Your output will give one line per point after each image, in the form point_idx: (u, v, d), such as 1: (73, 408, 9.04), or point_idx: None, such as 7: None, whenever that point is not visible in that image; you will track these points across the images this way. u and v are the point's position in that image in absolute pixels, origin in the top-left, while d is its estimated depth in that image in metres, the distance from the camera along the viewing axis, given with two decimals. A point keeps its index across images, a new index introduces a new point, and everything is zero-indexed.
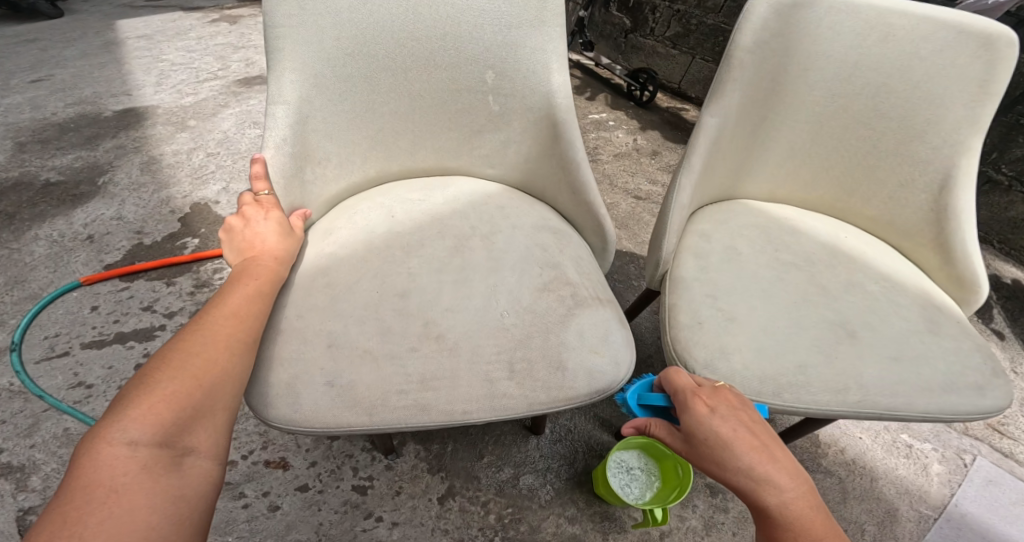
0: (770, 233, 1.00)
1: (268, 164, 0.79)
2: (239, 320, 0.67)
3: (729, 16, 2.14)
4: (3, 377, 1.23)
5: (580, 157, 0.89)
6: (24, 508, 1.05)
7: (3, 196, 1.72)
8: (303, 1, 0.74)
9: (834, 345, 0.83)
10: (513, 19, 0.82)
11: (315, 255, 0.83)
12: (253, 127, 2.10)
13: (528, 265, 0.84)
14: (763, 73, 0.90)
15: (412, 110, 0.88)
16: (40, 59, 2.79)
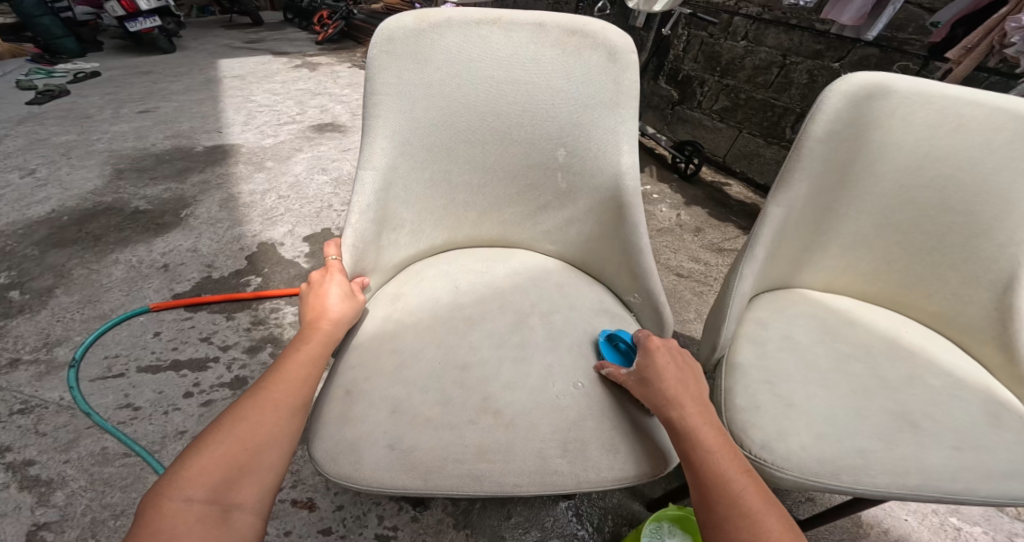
0: (829, 324, 0.97)
1: (350, 222, 0.85)
2: (291, 380, 0.71)
3: (777, 92, 2.17)
4: (55, 390, 1.29)
5: (644, 246, 0.90)
6: (39, 522, 1.06)
7: (95, 220, 1.87)
8: (402, 80, 0.82)
9: (895, 434, 0.80)
10: (590, 101, 0.86)
11: (384, 315, 0.88)
12: (321, 173, 2.22)
13: (587, 349, 0.84)
14: (831, 167, 0.91)
15: (486, 179, 0.93)
16: (145, 91, 3.08)
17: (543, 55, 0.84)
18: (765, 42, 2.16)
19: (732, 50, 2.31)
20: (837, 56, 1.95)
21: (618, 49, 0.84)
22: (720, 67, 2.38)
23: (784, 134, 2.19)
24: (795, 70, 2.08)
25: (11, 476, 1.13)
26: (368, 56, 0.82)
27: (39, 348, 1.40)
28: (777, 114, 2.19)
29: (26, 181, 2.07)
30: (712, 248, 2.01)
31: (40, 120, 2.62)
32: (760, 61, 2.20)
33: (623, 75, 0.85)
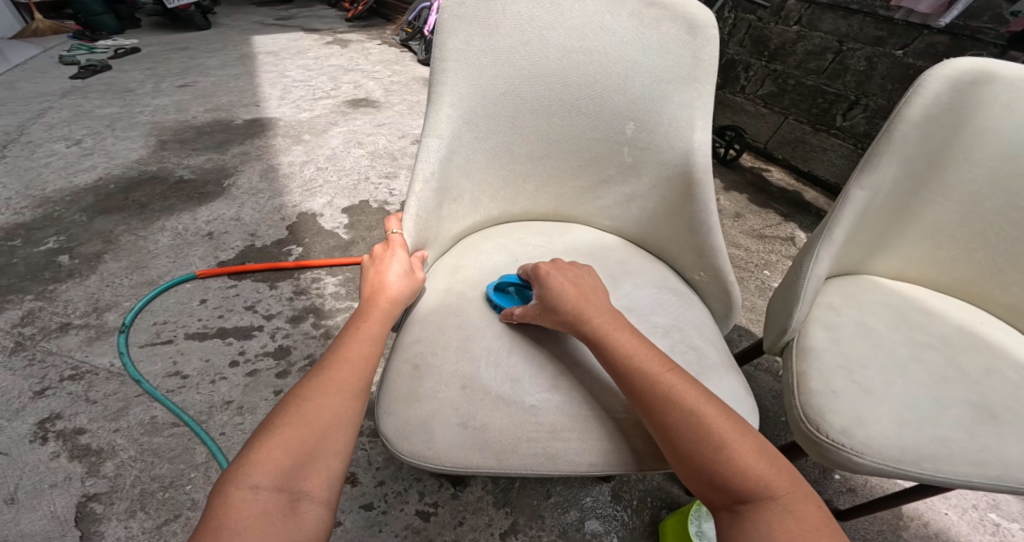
0: (902, 311, 0.93)
1: (415, 192, 0.84)
2: (351, 364, 0.70)
3: (829, 79, 2.07)
4: (105, 356, 1.32)
5: (712, 223, 0.87)
6: (88, 493, 1.08)
7: (140, 189, 1.90)
8: (475, 47, 0.80)
9: (977, 423, 0.77)
10: (664, 73, 0.82)
11: (447, 287, 0.87)
12: (356, 147, 2.22)
13: (654, 327, 0.82)
14: (920, 149, 0.87)
15: (548, 152, 0.91)
16: (183, 65, 3.10)
17: (618, 25, 0.81)
18: (820, 26, 2.06)
19: (783, 34, 2.21)
20: (901, 43, 1.84)
21: (699, 22, 0.80)
22: (768, 52, 2.29)
23: (834, 121, 2.10)
24: (851, 57, 1.98)
25: (62, 445, 1.15)
26: (437, 22, 0.80)
27: (89, 313, 1.43)
28: (828, 101, 2.10)
29: (72, 151, 2.12)
30: (753, 234, 1.95)
31: (83, 92, 2.66)
32: (813, 46, 2.10)
33: (702, 49, 0.80)
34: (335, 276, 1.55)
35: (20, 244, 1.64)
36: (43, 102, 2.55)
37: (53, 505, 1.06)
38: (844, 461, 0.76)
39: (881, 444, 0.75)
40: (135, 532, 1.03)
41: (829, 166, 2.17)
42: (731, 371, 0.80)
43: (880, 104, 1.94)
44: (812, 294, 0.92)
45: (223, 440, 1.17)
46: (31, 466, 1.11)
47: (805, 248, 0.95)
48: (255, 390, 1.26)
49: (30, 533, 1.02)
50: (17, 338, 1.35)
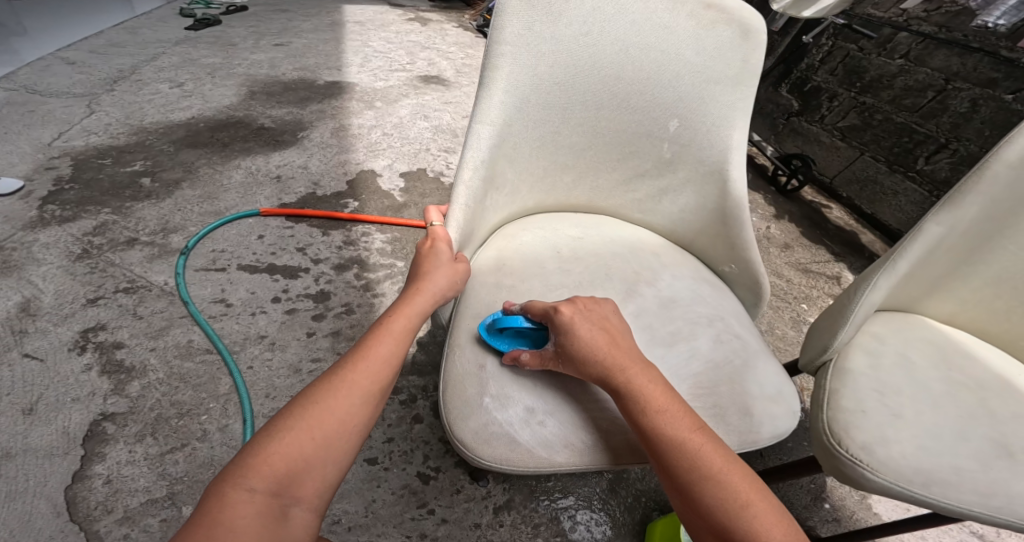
0: (945, 351, 0.94)
1: (464, 180, 0.85)
2: (366, 368, 0.69)
3: (923, 118, 1.99)
4: (161, 275, 1.41)
5: (744, 218, 0.94)
6: (105, 413, 1.12)
7: (225, 130, 2.04)
8: (544, 33, 0.81)
9: (991, 458, 0.80)
10: (713, 75, 0.87)
11: (496, 255, 0.95)
12: (423, 119, 2.31)
13: (698, 316, 0.89)
14: (1012, 193, 0.86)
15: (593, 144, 0.94)
16: (278, 26, 3.28)
17: (676, 23, 0.84)
18: (929, 62, 1.98)
19: (884, 67, 2.13)
20: (1014, 87, 1.75)
21: (751, 27, 0.85)
22: (860, 83, 2.21)
23: (914, 164, 2.04)
24: (955, 96, 1.90)
25: (96, 359, 1.20)
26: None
27: (157, 233, 1.53)
28: (914, 141, 2.03)
29: (174, 91, 2.29)
30: (799, 267, 1.91)
31: (194, 43, 2.86)
32: (914, 82, 2.02)
33: (750, 54, 0.86)
34: (384, 234, 1.64)
35: (111, 164, 1.79)
36: (158, 47, 2.76)
37: (68, 421, 1.10)
38: (856, 475, 0.80)
39: (898, 462, 0.78)
40: (138, 457, 1.07)
41: (895, 211, 2.12)
42: (774, 356, 0.88)
43: (971, 151, 1.88)
44: (860, 320, 0.93)
45: (249, 374, 1.22)
46: (62, 376, 1.17)
47: (863, 276, 0.95)
48: (290, 329, 1.33)
49: (36, 447, 1.06)
50: (86, 246, 1.45)
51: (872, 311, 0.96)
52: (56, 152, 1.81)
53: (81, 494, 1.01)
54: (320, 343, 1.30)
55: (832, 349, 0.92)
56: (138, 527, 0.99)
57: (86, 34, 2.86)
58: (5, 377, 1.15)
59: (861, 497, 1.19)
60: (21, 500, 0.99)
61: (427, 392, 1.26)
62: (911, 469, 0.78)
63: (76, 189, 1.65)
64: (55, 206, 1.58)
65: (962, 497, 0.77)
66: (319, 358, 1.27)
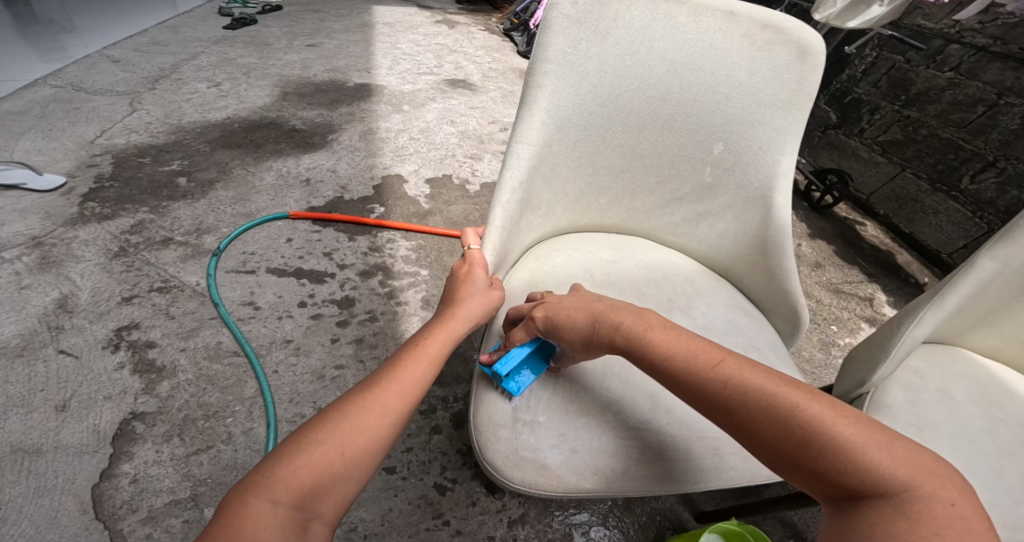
0: (988, 389, 0.91)
1: (501, 202, 0.85)
2: (399, 389, 0.70)
3: (970, 134, 1.93)
4: (193, 276, 1.44)
5: (786, 249, 0.92)
6: (135, 412, 1.15)
7: (257, 131, 2.08)
8: (590, 52, 0.80)
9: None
10: (764, 99, 0.85)
11: (527, 277, 0.94)
12: (449, 124, 2.32)
13: (732, 347, 0.88)
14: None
15: (632, 164, 0.93)
16: (311, 27, 3.32)
17: (728, 44, 0.82)
18: (981, 76, 1.91)
19: (931, 79, 2.06)
20: None
21: (807, 48, 0.82)
22: (905, 97, 2.14)
23: (959, 183, 1.98)
24: (1005, 113, 1.83)
25: (129, 358, 1.24)
26: (544, 17, 0.78)
27: (191, 233, 1.57)
28: (959, 158, 1.96)
29: (210, 90, 2.34)
30: (827, 286, 1.87)
31: (230, 41, 2.92)
32: (964, 96, 1.94)
33: (807, 76, 0.83)
34: (410, 241, 1.66)
35: (149, 162, 1.83)
36: (197, 46, 2.83)
37: (98, 419, 1.13)
38: None
39: None
40: (164, 458, 1.09)
41: (935, 231, 2.05)
42: (810, 387, 0.86)
43: (1019, 171, 1.81)
44: (901, 355, 0.90)
45: (274, 378, 1.24)
46: (95, 374, 1.20)
47: (907, 308, 0.92)
48: (315, 334, 1.34)
49: (68, 444, 1.09)
50: (123, 244, 1.49)
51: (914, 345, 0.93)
52: (98, 149, 1.87)
53: (107, 492, 1.04)
54: (343, 349, 1.32)
55: (869, 383, 0.90)
56: (161, 527, 1.01)
57: (130, 31, 2.94)
58: (43, 372, 1.19)
59: None
60: (48, 497, 1.02)
61: (447, 403, 1.27)
62: None
63: (116, 186, 1.70)
64: (95, 204, 1.62)
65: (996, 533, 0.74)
66: (343, 365, 1.29)
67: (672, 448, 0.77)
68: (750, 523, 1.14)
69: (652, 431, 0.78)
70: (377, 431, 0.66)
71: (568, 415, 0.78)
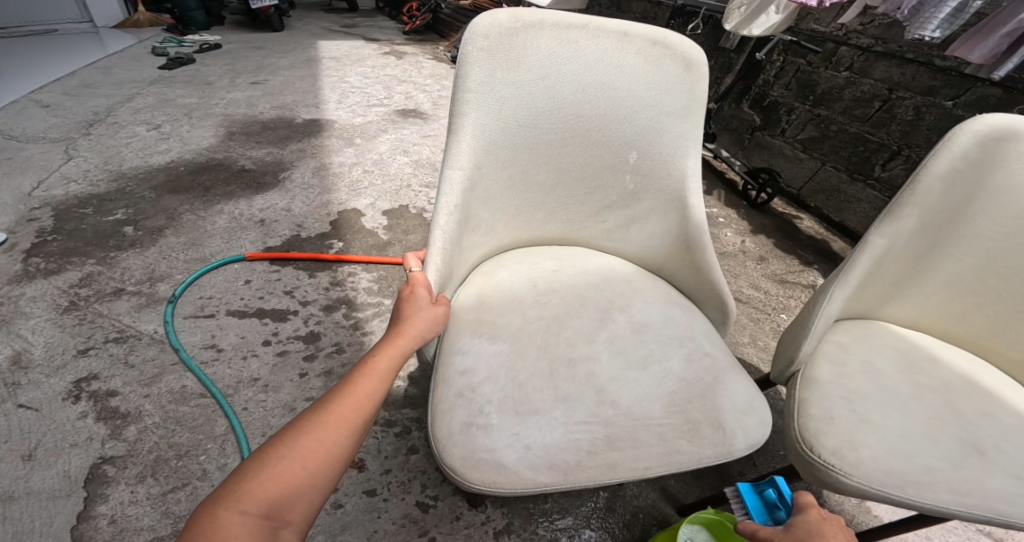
0: (908, 356, 1.00)
1: (439, 225, 0.89)
2: (355, 399, 0.71)
3: (874, 127, 2.10)
4: (150, 323, 1.41)
5: (705, 242, 0.99)
6: (104, 456, 1.13)
7: (205, 174, 2.06)
8: (505, 79, 0.86)
9: (962, 458, 0.85)
10: (665, 108, 0.93)
11: (475, 293, 0.96)
12: (403, 154, 2.36)
13: (670, 337, 0.91)
14: (943, 203, 0.94)
15: (560, 180, 0.99)
16: (254, 64, 3.31)
17: (627, 61, 0.91)
18: (871, 74, 2.09)
19: (832, 79, 2.24)
20: (952, 94, 1.85)
21: (692, 60, 0.92)
22: (814, 97, 2.33)
23: (872, 171, 2.13)
24: (899, 105, 2.00)
25: (91, 406, 1.21)
26: (460, 52, 0.84)
27: (143, 282, 1.54)
28: (869, 150, 2.12)
29: (151, 134, 2.30)
30: (774, 278, 1.98)
31: (168, 82, 2.89)
32: (862, 93, 2.13)
33: (696, 85, 0.92)
34: (370, 272, 1.67)
35: (92, 213, 1.79)
36: (133, 87, 2.78)
37: (68, 465, 1.11)
38: (832, 480, 0.84)
39: (876, 464, 0.83)
40: (140, 497, 1.08)
41: (860, 218, 2.20)
42: (744, 370, 0.90)
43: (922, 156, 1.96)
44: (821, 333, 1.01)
45: (244, 415, 1.23)
46: (59, 423, 1.17)
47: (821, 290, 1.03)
48: (283, 370, 1.34)
49: (40, 490, 1.07)
50: (73, 298, 1.46)
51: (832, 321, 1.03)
52: (36, 202, 1.81)
53: (87, 534, 1.02)
54: (312, 383, 1.32)
55: (798, 360, 0.99)
56: None
57: (58, 75, 2.85)
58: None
59: (862, 503, 1.25)
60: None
61: (422, 424, 1.28)
62: (887, 469, 0.83)
63: (60, 240, 1.65)
64: (40, 259, 1.58)
65: (936, 495, 0.82)
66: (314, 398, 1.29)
67: (621, 437, 0.78)
68: (725, 509, 1.19)
69: (602, 423, 0.79)
70: (339, 442, 0.68)
71: (521, 415, 0.78)
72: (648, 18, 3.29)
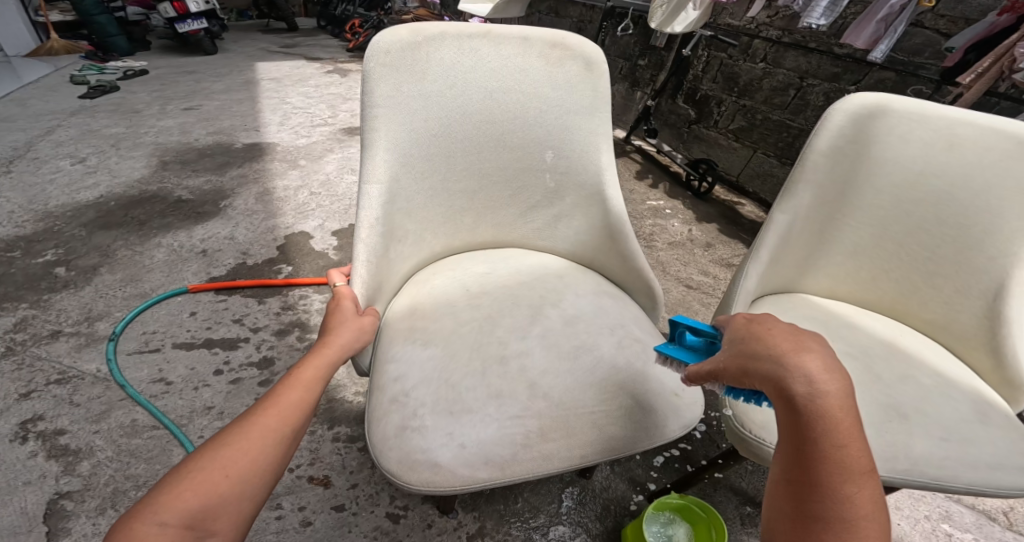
0: (827, 326, 1.06)
1: (361, 239, 0.88)
2: (282, 408, 0.70)
3: (792, 114, 2.21)
4: (92, 363, 1.37)
5: (629, 233, 1.02)
6: (61, 491, 1.11)
7: (140, 207, 2.00)
8: (411, 91, 0.88)
9: (888, 423, 0.90)
10: (573, 106, 0.97)
11: (408, 303, 0.97)
12: (351, 173, 2.34)
13: (601, 328, 0.93)
14: (836, 179, 1.01)
15: (483, 185, 1.01)
16: (188, 90, 3.23)
17: (530, 64, 0.94)
18: (783, 64, 2.21)
19: (751, 71, 2.36)
20: (853, 79, 1.99)
21: (593, 58, 0.96)
22: (738, 88, 2.44)
23: (798, 155, 2.24)
24: (811, 92, 2.12)
25: (40, 445, 1.18)
26: (364, 68, 0.85)
27: (81, 322, 1.48)
28: (792, 135, 2.24)
29: (76, 168, 2.22)
30: (720, 263, 2.06)
31: (90, 112, 2.78)
32: (777, 82, 2.25)
33: (599, 81, 0.97)
34: (322, 294, 1.66)
35: (19, 256, 1.71)
36: (53, 119, 2.67)
37: (24, 502, 1.09)
38: (765, 454, 0.89)
39: None
40: (102, 529, 1.06)
41: None
42: None
43: None
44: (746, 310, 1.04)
45: (201, 442, 1.22)
46: (9, 463, 1.15)
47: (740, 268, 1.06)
48: (237, 397, 1.31)
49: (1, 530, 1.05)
50: (6, 343, 1.40)
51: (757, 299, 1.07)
52: None
53: None
54: None
55: None
56: None
57: None
58: None
59: None
60: None
61: None
62: None
63: None
64: None
65: None
66: None
67: (555, 428, 0.79)
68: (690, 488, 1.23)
69: (534, 415, 0.80)
70: (265, 451, 0.67)
71: (454, 414, 0.78)
72: (582, 23, 3.39)
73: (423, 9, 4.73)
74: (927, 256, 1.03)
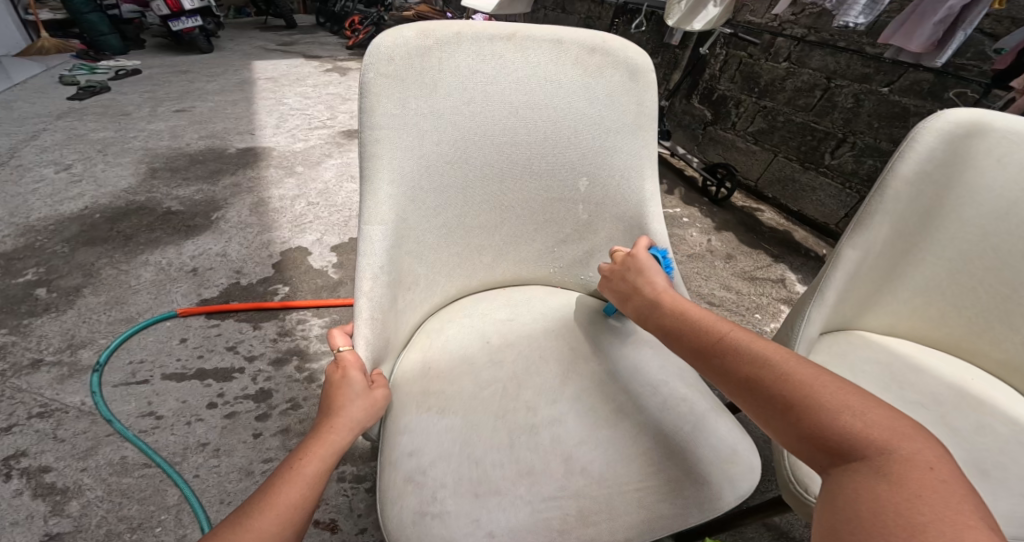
0: (892, 372, 0.94)
1: (363, 291, 0.75)
2: (279, 508, 0.58)
3: (818, 117, 2.08)
4: (76, 395, 1.25)
5: (673, 269, 0.90)
6: (50, 533, 1.01)
7: (127, 219, 1.87)
8: (423, 109, 0.75)
9: (968, 481, 0.78)
10: (611, 124, 0.85)
11: (421, 358, 0.84)
12: (351, 180, 2.21)
13: (643, 383, 0.80)
14: (914, 208, 0.88)
15: (506, 216, 0.88)
16: (181, 91, 3.09)
17: (563, 73, 0.81)
18: (808, 64, 2.08)
19: (773, 71, 2.23)
20: (886, 80, 1.85)
21: (639, 67, 0.83)
22: (758, 88, 2.31)
23: (822, 160, 2.11)
24: (839, 94, 1.99)
25: (26, 482, 1.08)
26: (361, 79, 0.72)
27: (63, 349, 1.36)
28: (817, 139, 2.10)
29: (60, 176, 2.09)
30: (745, 276, 1.93)
31: (78, 115, 2.65)
32: (802, 83, 2.12)
33: (645, 95, 0.84)
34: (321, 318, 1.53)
35: None
36: (39, 123, 2.54)
37: None
38: None
39: None
40: None
41: (818, 206, 2.18)
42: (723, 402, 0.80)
43: (867, 142, 1.94)
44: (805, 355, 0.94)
45: (197, 483, 1.10)
46: None
47: (798, 310, 0.97)
48: (234, 432, 1.20)
49: None
50: None
51: (814, 343, 0.96)
52: None
53: None
54: (269, 442, 1.18)
55: None
56: None
57: None
58: None
59: None
60: None
61: None
62: None
63: None
64: None
65: None
66: (272, 458, 1.15)
67: (596, 510, 0.68)
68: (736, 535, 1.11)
69: (571, 497, 0.68)
70: None
71: (480, 497, 0.67)
72: (590, 20, 3.25)
73: (424, 4, 4.57)
74: (1010, 298, 0.90)
